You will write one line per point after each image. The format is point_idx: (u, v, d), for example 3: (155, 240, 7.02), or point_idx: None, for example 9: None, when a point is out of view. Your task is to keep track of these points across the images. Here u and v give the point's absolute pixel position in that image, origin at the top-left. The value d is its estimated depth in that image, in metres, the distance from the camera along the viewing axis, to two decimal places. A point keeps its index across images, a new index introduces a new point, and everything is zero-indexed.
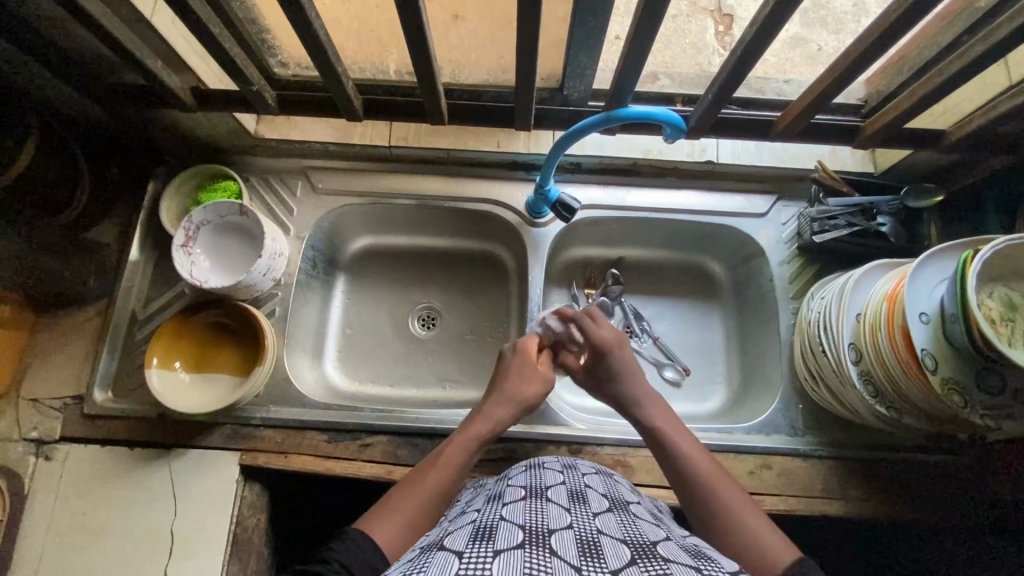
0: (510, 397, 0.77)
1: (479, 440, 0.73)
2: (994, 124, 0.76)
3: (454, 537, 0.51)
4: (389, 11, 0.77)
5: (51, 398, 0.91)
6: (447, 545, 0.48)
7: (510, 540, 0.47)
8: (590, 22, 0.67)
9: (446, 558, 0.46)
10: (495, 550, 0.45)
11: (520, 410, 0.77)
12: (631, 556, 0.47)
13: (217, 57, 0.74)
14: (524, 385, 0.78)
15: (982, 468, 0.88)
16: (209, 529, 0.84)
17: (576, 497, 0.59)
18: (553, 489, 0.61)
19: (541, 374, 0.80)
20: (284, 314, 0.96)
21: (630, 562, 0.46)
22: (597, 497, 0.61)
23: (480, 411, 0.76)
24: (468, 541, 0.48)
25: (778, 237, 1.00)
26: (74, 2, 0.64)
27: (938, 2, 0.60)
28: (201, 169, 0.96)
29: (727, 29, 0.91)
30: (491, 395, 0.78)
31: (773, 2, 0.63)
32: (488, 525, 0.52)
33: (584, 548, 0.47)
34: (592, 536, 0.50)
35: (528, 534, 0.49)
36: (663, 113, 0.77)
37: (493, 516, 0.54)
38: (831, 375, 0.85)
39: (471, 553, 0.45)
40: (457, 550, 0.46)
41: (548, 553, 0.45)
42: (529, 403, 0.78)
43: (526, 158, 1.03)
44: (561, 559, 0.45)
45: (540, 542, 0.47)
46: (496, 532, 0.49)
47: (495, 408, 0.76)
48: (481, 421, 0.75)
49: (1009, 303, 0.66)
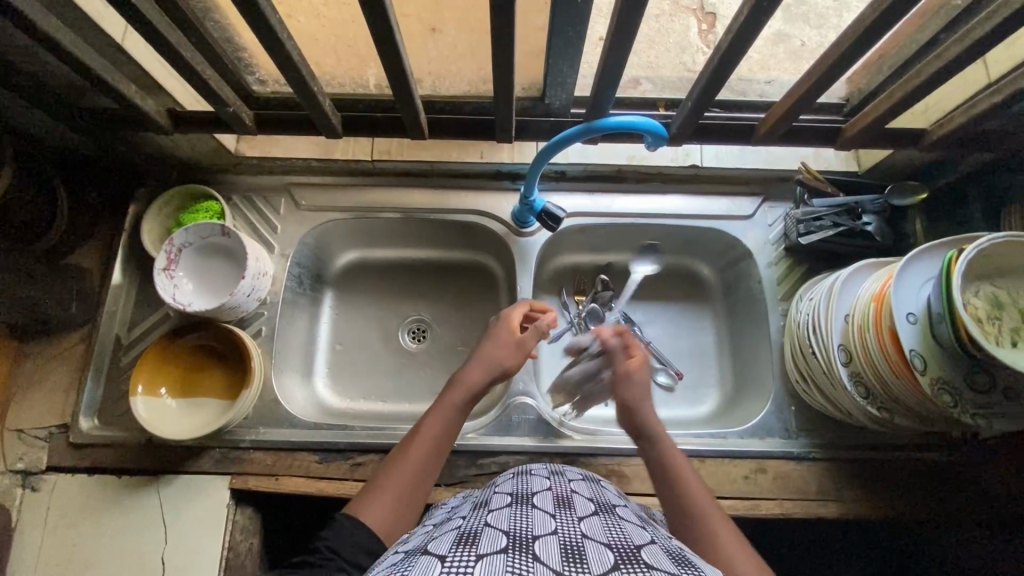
0: (487, 361, 0.78)
1: (459, 405, 0.74)
2: (976, 122, 0.76)
3: (438, 542, 0.50)
4: (364, 27, 0.76)
5: (37, 427, 0.90)
6: (431, 549, 0.48)
7: (493, 544, 0.47)
8: (568, 31, 0.67)
9: (429, 561, 0.46)
10: (477, 556, 0.45)
11: (496, 374, 0.78)
12: (614, 562, 0.46)
13: (190, 78, 0.73)
14: (502, 353, 0.79)
15: (977, 466, 0.87)
16: (201, 555, 0.83)
17: (562, 503, 0.59)
18: (539, 495, 0.61)
19: (518, 345, 0.81)
20: (270, 334, 0.95)
21: (612, 567, 0.45)
22: (583, 501, 0.61)
23: (460, 373, 0.77)
24: (451, 545, 0.48)
25: (765, 239, 1.00)
26: (44, 33, 0.63)
27: (913, 6, 0.61)
28: (180, 190, 0.95)
29: (710, 27, 0.86)
30: (470, 360, 0.79)
31: (748, 10, 0.63)
32: (472, 531, 0.51)
33: (566, 553, 0.47)
34: (575, 541, 0.49)
35: (511, 539, 0.48)
36: (644, 122, 0.76)
37: (478, 522, 0.53)
38: (821, 376, 0.84)
39: (454, 557, 0.45)
40: (440, 553, 0.46)
41: (530, 558, 0.45)
42: (503, 370, 0.79)
43: (510, 168, 1.03)
44: (542, 564, 0.44)
45: (523, 547, 0.47)
46: (480, 537, 0.49)
47: (471, 370, 0.77)
48: (458, 387, 0.75)
49: (995, 302, 0.66)
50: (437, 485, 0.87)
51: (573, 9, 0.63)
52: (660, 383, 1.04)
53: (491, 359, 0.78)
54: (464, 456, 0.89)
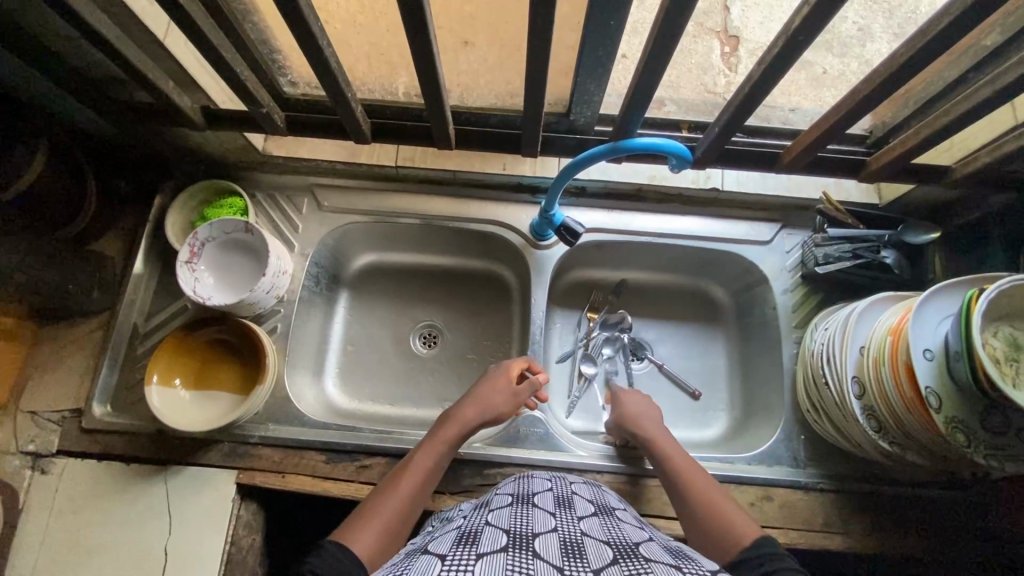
0: (481, 403, 0.81)
1: (448, 445, 0.78)
2: (1001, 162, 0.76)
3: (439, 541, 0.51)
4: (400, 36, 0.77)
5: (50, 411, 0.91)
6: (431, 549, 0.49)
7: (493, 543, 0.47)
8: (599, 52, 0.68)
9: (428, 561, 0.46)
10: (477, 555, 0.45)
11: (487, 417, 0.81)
12: (613, 556, 0.47)
13: (226, 78, 0.75)
14: (498, 397, 0.82)
15: (987, 507, 0.87)
16: (202, 549, 0.84)
17: (563, 503, 0.59)
18: (540, 496, 0.61)
19: (515, 393, 0.83)
20: (285, 331, 0.96)
21: (612, 562, 0.46)
22: (583, 502, 0.61)
23: (450, 415, 0.81)
24: (451, 544, 0.48)
25: (782, 265, 1.00)
26: (90, 27, 0.65)
27: (944, 48, 0.61)
28: (206, 185, 0.96)
29: (733, 50, 0.88)
30: (461, 399, 0.83)
31: (781, 42, 0.64)
32: (473, 530, 0.51)
33: (566, 550, 0.47)
34: (576, 538, 0.50)
35: (512, 538, 0.48)
36: (669, 145, 0.77)
37: (479, 522, 0.54)
38: (833, 408, 0.84)
39: (454, 556, 0.45)
40: (440, 553, 0.47)
41: (530, 555, 0.45)
42: (498, 413, 0.82)
43: (532, 182, 1.04)
44: (543, 561, 0.45)
45: (523, 545, 0.47)
46: (481, 536, 0.49)
47: (463, 411, 0.81)
48: (449, 425, 0.79)
49: (1014, 343, 0.66)
50: (442, 493, 0.87)
51: (606, 31, 0.64)
52: (669, 405, 1.04)
53: (483, 400, 0.81)
54: (470, 465, 0.89)
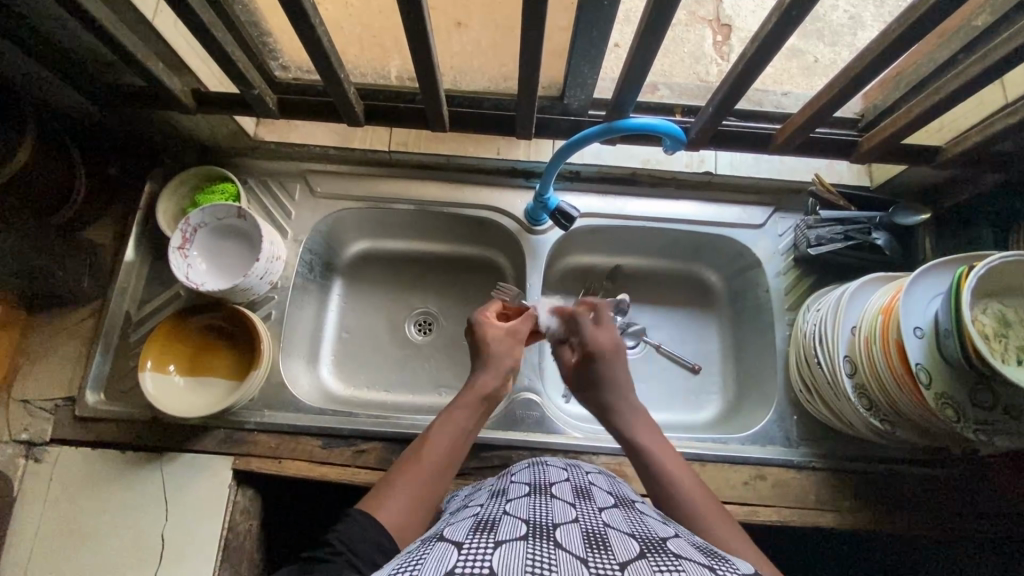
0: (500, 368, 0.78)
1: (474, 413, 0.73)
2: (990, 141, 0.77)
3: (454, 528, 0.49)
4: (392, 17, 0.77)
5: (42, 399, 0.90)
6: (446, 536, 0.47)
7: (512, 532, 0.46)
8: (593, 32, 0.67)
9: (446, 548, 0.44)
10: (496, 542, 0.44)
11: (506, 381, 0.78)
12: (641, 551, 0.45)
13: (219, 60, 0.74)
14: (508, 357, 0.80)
15: (974, 482, 0.88)
16: (200, 536, 0.84)
17: (581, 494, 0.60)
18: (557, 486, 0.61)
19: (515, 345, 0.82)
20: (280, 317, 0.96)
21: (639, 556, 0.44)
22: (602, 494, 0.61)
23: (470, 384, 0.76)
24: (468, 532, 0.47)
25: (775, 249, 1.01)
26: (78, 5, 0.64)
27: (934, 26, 0.62)
28: (197, 170, 0.95)
29: (725, 39, 0.93)
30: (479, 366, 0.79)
31: (774, 19, 0.63)
32: (490, 520, 0.51)
33: (590, 541, 0.46)
34: (599, 529, 0.49)
35: (532, 528, 0.47)
36: (663, 125, 0.77)
37: (497, 511, 0.53)
38: (825, 387, 0.85)
39: (472, 544, 0.44)
40: (456, 541, 0.45)
41: (553, 545, 0.44)
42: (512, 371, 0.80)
43: (526, 165, 1.04)
44: (566, 551, 0.43)
45: (545, 535, 0.46)
46: (499, 525, 0.48)
47: (485, 377, 0.76)
48: (473, 393, 0.74)
49: (1002, 319, 0.67)
50: None
51: (600, 12, 0.64)
52: (667, 387, 1.04)
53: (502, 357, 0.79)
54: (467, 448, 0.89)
